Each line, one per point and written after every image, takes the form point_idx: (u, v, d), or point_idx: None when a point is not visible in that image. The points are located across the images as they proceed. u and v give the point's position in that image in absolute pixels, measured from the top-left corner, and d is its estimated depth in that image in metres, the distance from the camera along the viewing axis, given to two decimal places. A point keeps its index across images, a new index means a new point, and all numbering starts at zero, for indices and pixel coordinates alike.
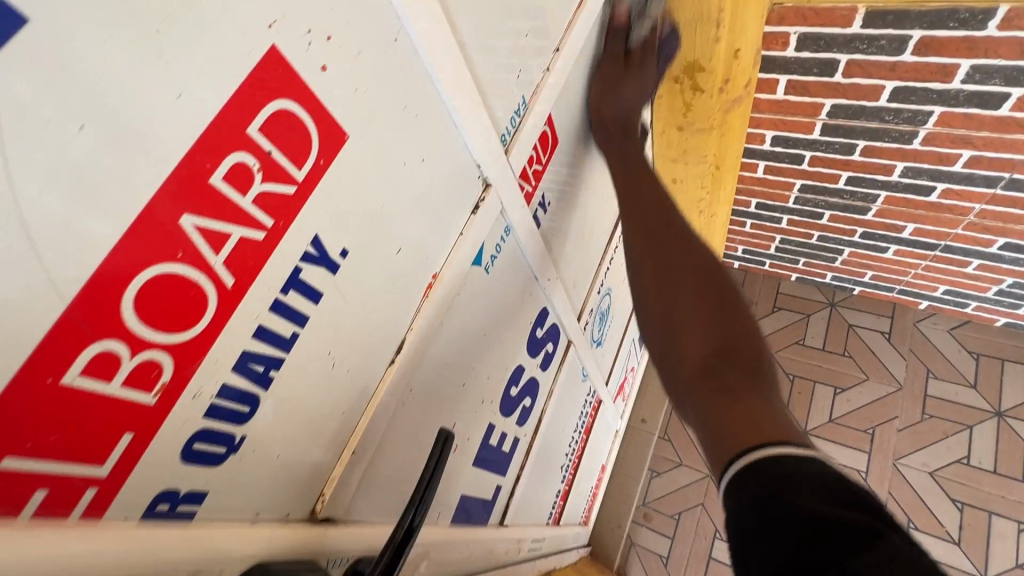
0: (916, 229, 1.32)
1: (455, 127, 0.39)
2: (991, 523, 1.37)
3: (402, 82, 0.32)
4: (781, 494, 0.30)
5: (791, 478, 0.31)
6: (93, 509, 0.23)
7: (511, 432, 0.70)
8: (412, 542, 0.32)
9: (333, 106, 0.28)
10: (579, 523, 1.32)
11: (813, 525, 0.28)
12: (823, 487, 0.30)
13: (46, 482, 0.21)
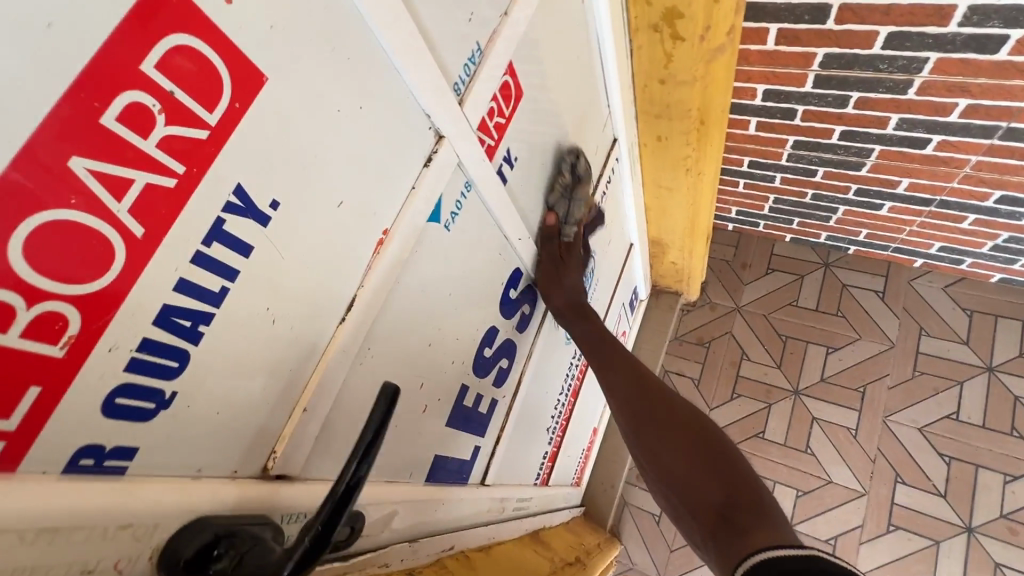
0: (911, 184, 1.29)
1: (397, 74, 0.37)
2: (977, 476, 1.38)
3: (328, 21, 0.31)
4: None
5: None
6: (7, 463, 0.22)
7: (489, 393, 0.70)
8: (356, 495, 0.31)
9: (246, 46, 0.27)
10: (570, 484, 1.34)
11: None
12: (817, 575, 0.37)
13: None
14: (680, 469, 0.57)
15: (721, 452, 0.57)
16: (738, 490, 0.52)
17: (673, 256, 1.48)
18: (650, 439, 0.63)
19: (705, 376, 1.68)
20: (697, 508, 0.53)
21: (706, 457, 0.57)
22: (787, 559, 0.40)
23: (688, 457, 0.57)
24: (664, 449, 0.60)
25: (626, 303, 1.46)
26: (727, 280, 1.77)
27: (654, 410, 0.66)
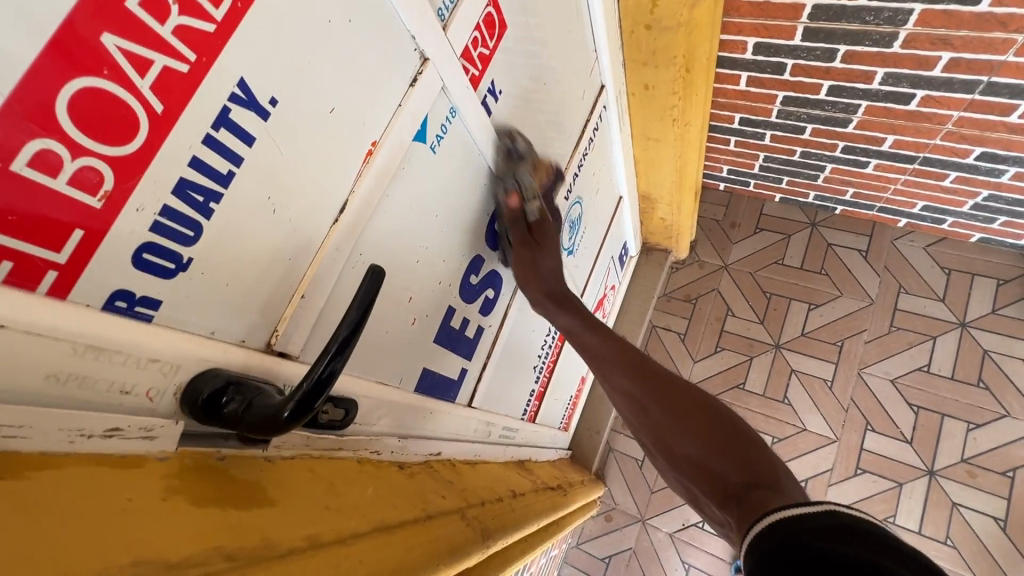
0: (896, 141, 1.31)
1: None
2: (942, 424, 1.46)
3: None
4: (799, 540, 0.38)
5: (810, 532, 0.38)
6: (58, 291, 0.27)
7: (475, 320, 0.75)
8: (329, 383, 0.35)
9: None
10: (557, 427, 1.42)
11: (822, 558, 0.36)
12: (829, 531, 0.37)
13: (12, 255, 0.25)
14: (692, 453, 0.55)
15: (731, 429, 0.55)
16: (754, 466, 0.51)
17: (662, 212, 1.52)
18: (659, 427, 0.59)
19: (691, 330, 1.75)
20: (715, 491, 0.52)
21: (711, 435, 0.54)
22: (804, 515, 0.39)
23: (699, 438, 0.55)
24: (674, 432, 0.58)
25: (615, 257, 1.51)
26: (716, 238, 1.82)
27: (659, 387, 0.62)
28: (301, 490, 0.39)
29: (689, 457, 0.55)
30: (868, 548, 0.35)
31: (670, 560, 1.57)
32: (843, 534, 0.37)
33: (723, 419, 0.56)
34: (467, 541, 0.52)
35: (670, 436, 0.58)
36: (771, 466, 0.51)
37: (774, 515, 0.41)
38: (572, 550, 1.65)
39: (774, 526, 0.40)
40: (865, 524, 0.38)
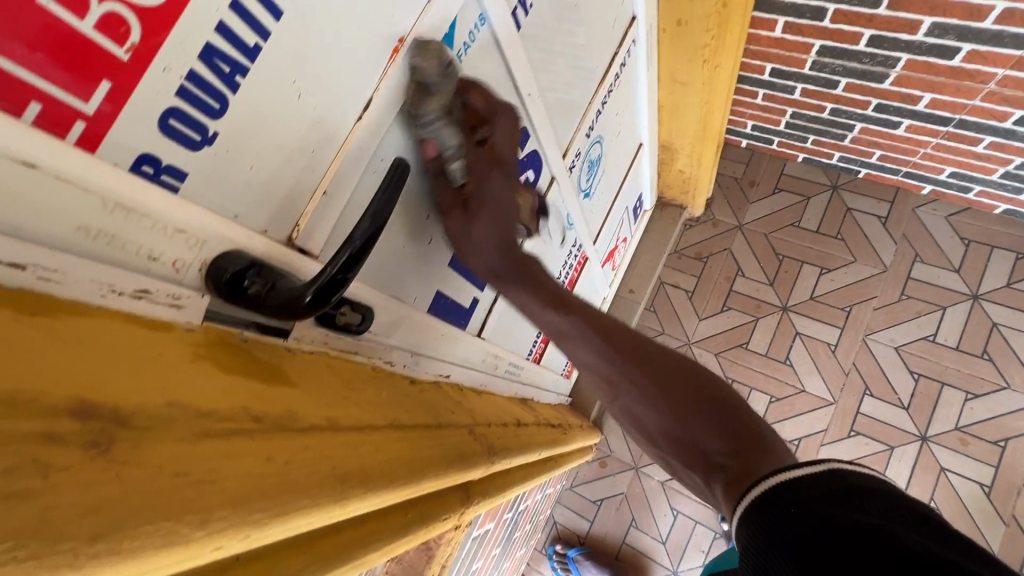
0: (933, 100, 1.26)
1: None
2: (941, 392, 1.47)
3: None
4: (807, 503, 0.37)
5: (817, 498, 0.37)
6: (86, 143, 0.26)
7: None
8: (347, 277, 0.36)
9: None
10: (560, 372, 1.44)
11: (837, 523, 0.35)
12: (837, 491, 0.37)
13: (40, 97, 0.24)
14: (666, 418, 0.51)
15: (696, 382, 0.52)
16: (739, 430, 0.47)
17: (681, 163, 1.48)
18: (624, 390, 0.54)
19: (699, 288, 1.74)
20: (694, 456, 0.49)
21: (679, 392, 0.51)
22: (805, 478, 0.38)
23: (663, 397, 0.52)
24: (636, 386, 0.54)
25: (630, 208, 1.49)
26: (733, 197, 1.78)
27: (614, 338, 0.57)
28: (320, 379, 0.40)
29: (662, 420, 0.51)
30: (880, 509, 0.36)
31: (660, 505, 1.63)
32: (853, 495, 0.37)
33: (706, 383, 0.51)
34: (468, 454, 0.54)
35: (637, 402, 0.53)
36: (742, 416, 0.49)
37: (775, 477, 0.40)
38: (566, 491, 1.72)
39: (774, 489, 0.39)
40: (869, 483, 0.38)
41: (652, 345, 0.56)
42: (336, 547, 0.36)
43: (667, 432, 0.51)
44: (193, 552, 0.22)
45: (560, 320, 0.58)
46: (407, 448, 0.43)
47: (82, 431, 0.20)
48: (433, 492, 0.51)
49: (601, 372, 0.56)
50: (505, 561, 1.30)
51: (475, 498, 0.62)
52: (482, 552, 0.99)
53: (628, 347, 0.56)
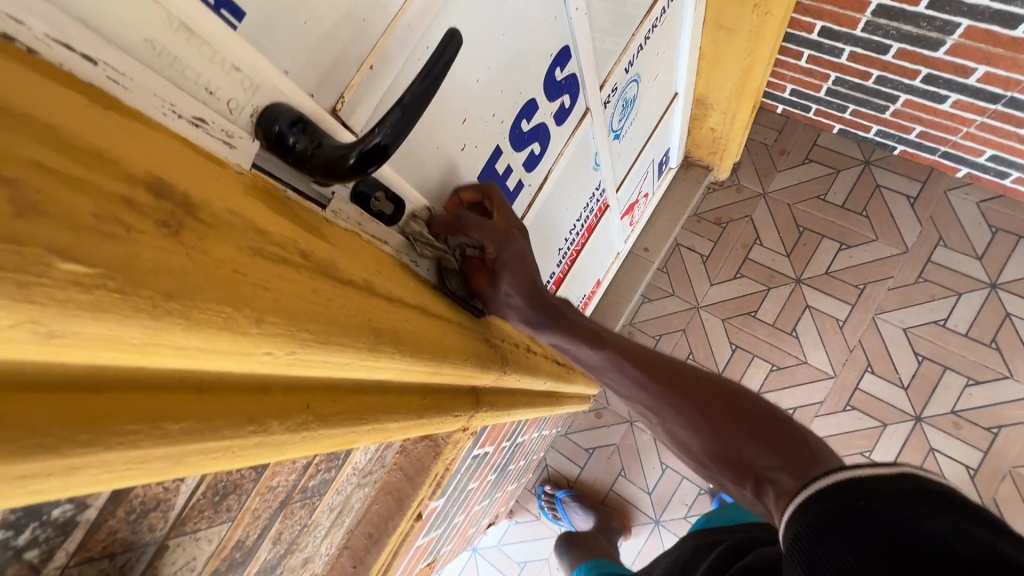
0: (986, 74, 1.21)
1: None
2: (942, 376, 1.48)
3: None
4: (861, 504, 0.36)
5: (876, 500, 0.35)
6: None
7: (518, 172, 0.75)
8: (389, 151, 0.35)
9: None
10: None
11: (897, 528, 0.34)
12: (903, 495, 0.35)
13: None
14: (709, 440, 0.54)
15: (742, 403, 0.55)
16: (788, 446, 0.49)
17: (713, 120, 1.45)
18: (667, 416, 0.59)
19: (714, 253, 1.73)
20: (745, 473, 0.51)
21: (725, 412, 0.55)
22: (866, 479, 0.37)
23: (708, 423, 0.55)
24: (682, 421, 0.57)
25: (656, 161, 1.46)
26: (761, 163, 1.74)
27: (663, 375, 0.60)
28: (357, 251, 0.40)
29: (704, 444, 0.55)
30: (947, 513, 0.34)
31: (649, 459, 1.67)
32: (921, 501, 0.35)
33: (746, 401, 0.55)
34: (482, 355, 0.55)
35: (679, 427, 0.58)
36: (797, 439, 0.50)
37: (825, 478, 0.39)
38: (560, 437, 1.77)
39: (829, 490, 0.38)
40: (941, 487, 0.36)
41: (689, 370, 0.60)
42: (358, 405, 0.37)
43: (711, 453, 0.54)
44: (246, 345, 0.23)
45: (602, 355, 0.63)
46: (428, 328, 0.43)
47: (158, 206, 0.20)
48: (447, 385, 0.52)
49: (642, 401, 0.61)
50: (497, 490, 1.35)
51: (483, 405, 0.64)
52: (478, 474, 1.03)
53: (677, 378, 0.59)
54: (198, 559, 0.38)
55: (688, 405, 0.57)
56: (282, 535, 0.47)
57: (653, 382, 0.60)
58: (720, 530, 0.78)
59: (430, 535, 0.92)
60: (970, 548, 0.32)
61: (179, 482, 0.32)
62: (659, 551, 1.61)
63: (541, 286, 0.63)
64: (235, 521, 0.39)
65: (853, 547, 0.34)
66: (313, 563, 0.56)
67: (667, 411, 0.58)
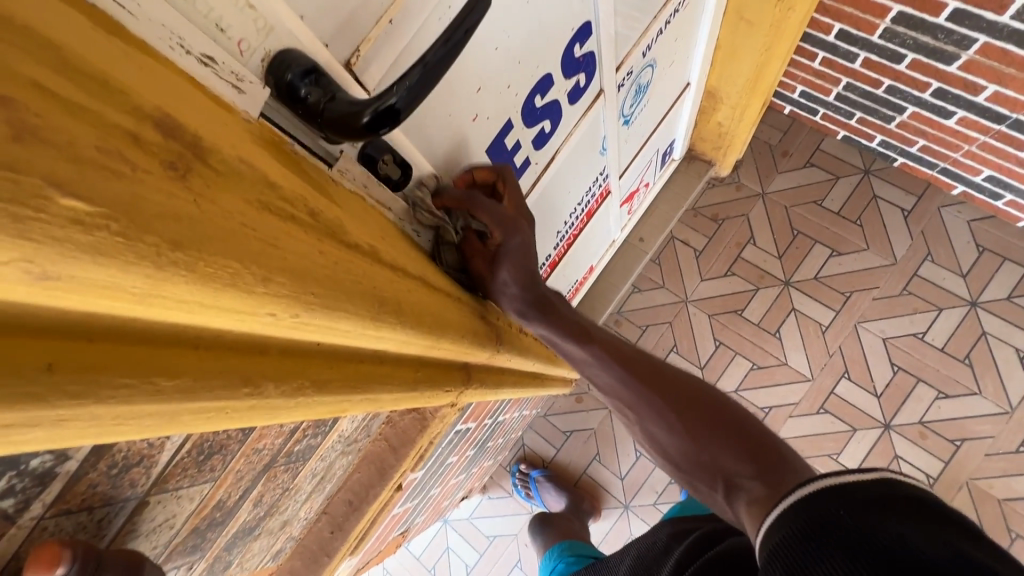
0: (995, 93, 1.21)
1: None
2: (915, 387, 1.52)
3: None
4: (844, 514, 0.36)
5: (860, 507, 0.36)
6: None
7: (527, 149, 0.73)
8: (404, 114, 0.34)
9: None
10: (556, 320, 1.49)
11: (880, 538, 0.34)
12: (885, 504, 0.36)
13: None
14: (687, 443, 0.55)
15: (721, 409, 0.55)
16: (766, 457, 0.50)
17: (721, 115, 1.43)
18: (645, 416, 0.58)
19: (708, 249, 1.74)
20: (721, 480, 0.51)
21: (706, 418, 0.55)
22: (853, 486, 0.37)
23: (688, 426, 0.55)
24: (661, 421, 0.57)
25: (661, 151, 1.45)
26: (763, 163, 1.74)
27: (646, 374, 0.60)
28: (363, 216, 0.39)
29: (681, 446, 0.55)
30: (927, 521, 0.34)
31: (625, 445, 1.70)
32: (901, 509, 0.35)
33: (730, 409, 0.55)
34: (478, 333, 0.54)
35: (657, 428, 0.57)
36: (776, 450, 0.51)
37: (806, 487, 0.39)
38: (538, 417, 1.78)
39: (811, 497, 0.38)
40: (923, 493, 0.37)
41: (675, 372, 0.60)
42: (352, 374, 0.36)
43: (688, 456, 0.54)
44: (251, 303, 0.22)
45: (588, 354, 0.61)
46: (430, 301, 0.42)
47: (165, 146, 0.19)
48: (441, 360, 0.52)
49: (620, 398, 0.61)
50: (474, 465, 1.36)
51: (472, 381, 0.63)
52: (458, 449, 1.03)
53: (660, 378, 0.59)
54: (177, 517, 0.37)
55: (669, 406, 0.57)
56: (263, 498, 0.46)
57: (636, 381, 0.59)
58: (693, 518, 0.79)
59: (406, 505, 0.92)
60: (947, 556, 0.32)
61: (166, 438, 0.31)
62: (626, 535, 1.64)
63: (539, 278, 0.60)
64: (217, 481, 0.38)
65: (836, 554, 0.35)
66: (290, 527, 0.55)
67: (647, 411, 0.58)
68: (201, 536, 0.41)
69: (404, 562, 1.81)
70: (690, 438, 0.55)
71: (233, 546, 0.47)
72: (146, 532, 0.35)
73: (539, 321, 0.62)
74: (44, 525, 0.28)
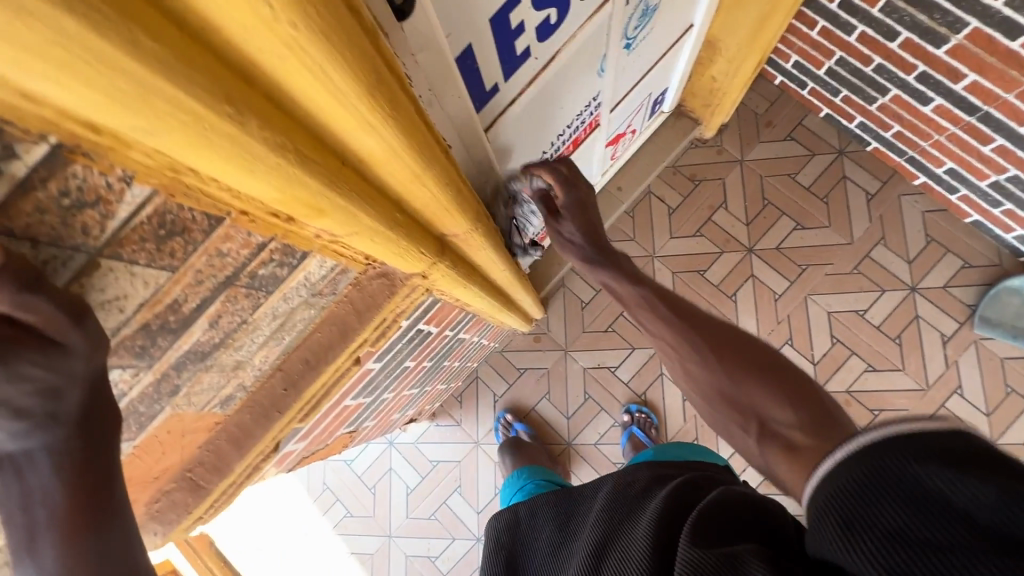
0: (973, 83, 1.25)
1: None
2: (848, 359, 1.63)
3: None
4: (895, 463, 0.36)
5: (915, 454, 0.36)
6: None
7: (529, 38, 0.70)
8: None
9: None
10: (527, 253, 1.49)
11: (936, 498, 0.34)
12: (946, 454, 0.35)
13: None
14: (721, 380, 0.55)
15: (763, 358, 0.55)
16: (807, 405, 0.49)
17: (717, 68, 1.42)
18: (685, 355, 0.59)
19: (681, 207, 1.76)
20: (755, 423, 0.52)
21: (745, 363, 0.55)
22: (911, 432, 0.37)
23: (726, 366, 0.55)
24: (699, 360, 0.58)
25: (653, 97, 1.43)
26: (746, 130, 1.76)
27: (695, 321, 0.61)
28: None
29: (715, 386, 0.56)
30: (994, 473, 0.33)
31: (575, 387, 1.75)
32: (962, 459, 0.35)
33: (768, 355, 0.55)
34: (462, 192, 0.52)
35: (694, 365, 0.58)
36: (819, 401, 0.50)
37: (857, 435, 0.39)
38: (495, 352, 1.80)
39: (861, 445, 0.39)
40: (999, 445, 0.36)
41: (719, 322, 0.61)
42: (335, 169, 0.34)
43: (723, 396, 0.55)
44: None
45: (639, 293, 0.66)
46: (423, 121, 0.40)
47: None
48: (422, 212, 0.50)
49: (665, 338, 0.62)
50: (428, 384, 1.37)
51: (446, 255, 0.62)
52: (416, 353, 1.02)
53: (710, 330, 0.59)
54: (126, 301, 0.34)
55: (710, 351, 0.57)
56: (220, 319, 0.44)
57: (683, 326, 0.60)
58: (674, 466, 0.82)
59: (358, 397, 0.92)
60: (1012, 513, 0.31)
61: (126, 185, 0.28)
62: (565, 469, 1.71)
63: (599, 232, 0.76)
64: (175, 274, 0.36)
65: (899, 511, 0.35)
66: (242, 371, 0.53)
67: (687, 350, 0.59)
68: (151, 339, 0.39)
69: (344, 479, 1.82)
70: (727, 383, 0.55)
71: (182, 368, 0.45)
72: (93, 305, 0.32)
73: (601, 269, 0.73)
74: None
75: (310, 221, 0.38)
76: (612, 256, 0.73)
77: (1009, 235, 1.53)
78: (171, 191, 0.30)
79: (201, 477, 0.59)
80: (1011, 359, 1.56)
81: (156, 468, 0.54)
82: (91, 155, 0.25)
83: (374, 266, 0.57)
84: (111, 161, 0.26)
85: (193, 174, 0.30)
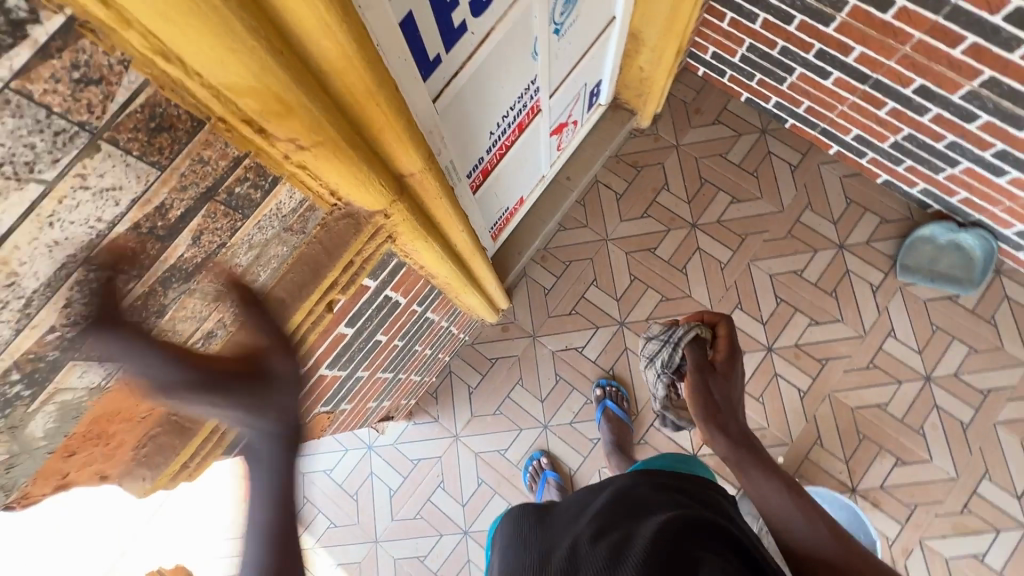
0: (861, 54, 1.43)
1: None
2: (793, 316, 1.76)
3: None
4: None
5: None
6: None
7: (465, 11, 0.78)
8: None
9: None
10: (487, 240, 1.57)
11: None
12: None
13: None
14: (838, 558, 0.69)
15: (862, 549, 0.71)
16: None
17: (643, 59, 1.57)
18: (794, 534, 0.73)
19: (627, 193, 1.89)
20: None
21: (852, 550, 0.70)
22: None
23: (839, 548, 0.70)
24: (810, 544, 0.71)
25: (589, 87, 1.56)
26: (678, 118, 1.92)
27: (808, 506, 0.75)
28: None
29: (830, 560, 0.69)
30: None
31: (546, 371, 1.80)
32: None
33: (866, 551, 0.71)
34: (413, 130, 0.59)
35: (805, 542, 0.72)
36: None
37: None
38: (465, 346, 1.84)
39: None
40: None
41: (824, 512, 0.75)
42: (298, 71, 0.40)
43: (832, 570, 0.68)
44: None
45: (762, 477, 0.78)
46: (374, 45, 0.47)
47: None
48: (377, 140, 0.56)
49: (776, 515, 0.75)
50: (402, 372, 1.40)
51: (405, 198, 0.68)
52: (387, 327, 1.07)
53: (817, 517, 0.74)
54: (120, 194, 0.39)
55: (826, 536, 0.71)
56: (201, 235, 0.49)
57: (802, 510, 0.74)
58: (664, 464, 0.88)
59: (333, 367, 0.95)
60: None
61: (124, 69, 0.34)
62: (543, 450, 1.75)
63: (731, 407, 0.84)
64: (163, 174, 0.41)
65: None
66: (222, 304, 0.58)
67: (802, 530, 0.73)
68: (141, 243, 0.44)
69: (325, 489, 1.80)
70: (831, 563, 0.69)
71: (168, 286, 0.49)
72: (92, 191, 0.37)
73: (717, 433, 0.81)
74: (6, 101, 0.30)
75: (277, 125, 0.44)
76: (727, 412, 0.82)
77: (914, 189, 1.71)
78: (161, 82, 0.36)
79: (184, 420, 0.62)
80: (932, 300, 1.72)
81: (142, 404, 0.57)
82: (96, 32, 0.31)
83: (340, 205, 0.62)
84: (113, 41, 0.32)
85: (179, 64, 0.35)
